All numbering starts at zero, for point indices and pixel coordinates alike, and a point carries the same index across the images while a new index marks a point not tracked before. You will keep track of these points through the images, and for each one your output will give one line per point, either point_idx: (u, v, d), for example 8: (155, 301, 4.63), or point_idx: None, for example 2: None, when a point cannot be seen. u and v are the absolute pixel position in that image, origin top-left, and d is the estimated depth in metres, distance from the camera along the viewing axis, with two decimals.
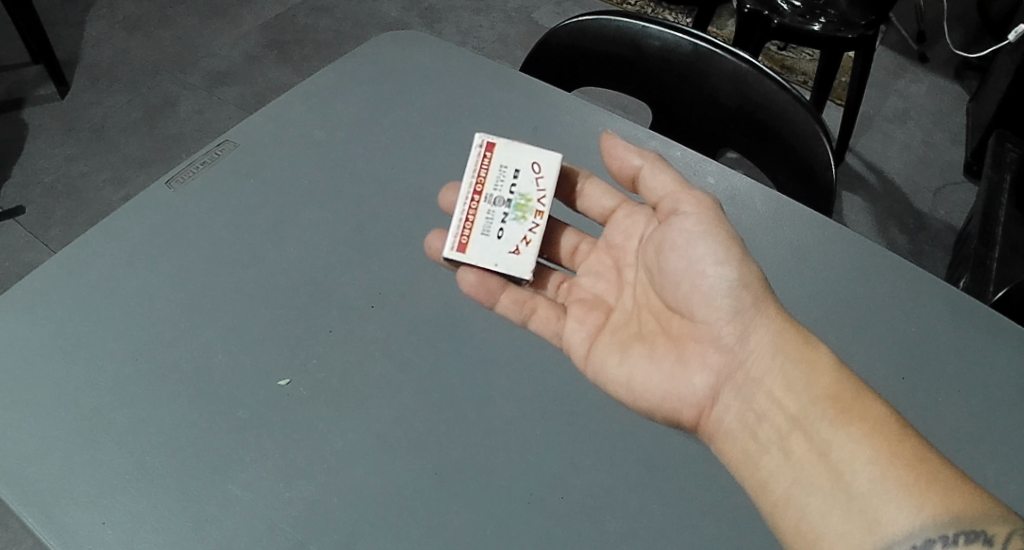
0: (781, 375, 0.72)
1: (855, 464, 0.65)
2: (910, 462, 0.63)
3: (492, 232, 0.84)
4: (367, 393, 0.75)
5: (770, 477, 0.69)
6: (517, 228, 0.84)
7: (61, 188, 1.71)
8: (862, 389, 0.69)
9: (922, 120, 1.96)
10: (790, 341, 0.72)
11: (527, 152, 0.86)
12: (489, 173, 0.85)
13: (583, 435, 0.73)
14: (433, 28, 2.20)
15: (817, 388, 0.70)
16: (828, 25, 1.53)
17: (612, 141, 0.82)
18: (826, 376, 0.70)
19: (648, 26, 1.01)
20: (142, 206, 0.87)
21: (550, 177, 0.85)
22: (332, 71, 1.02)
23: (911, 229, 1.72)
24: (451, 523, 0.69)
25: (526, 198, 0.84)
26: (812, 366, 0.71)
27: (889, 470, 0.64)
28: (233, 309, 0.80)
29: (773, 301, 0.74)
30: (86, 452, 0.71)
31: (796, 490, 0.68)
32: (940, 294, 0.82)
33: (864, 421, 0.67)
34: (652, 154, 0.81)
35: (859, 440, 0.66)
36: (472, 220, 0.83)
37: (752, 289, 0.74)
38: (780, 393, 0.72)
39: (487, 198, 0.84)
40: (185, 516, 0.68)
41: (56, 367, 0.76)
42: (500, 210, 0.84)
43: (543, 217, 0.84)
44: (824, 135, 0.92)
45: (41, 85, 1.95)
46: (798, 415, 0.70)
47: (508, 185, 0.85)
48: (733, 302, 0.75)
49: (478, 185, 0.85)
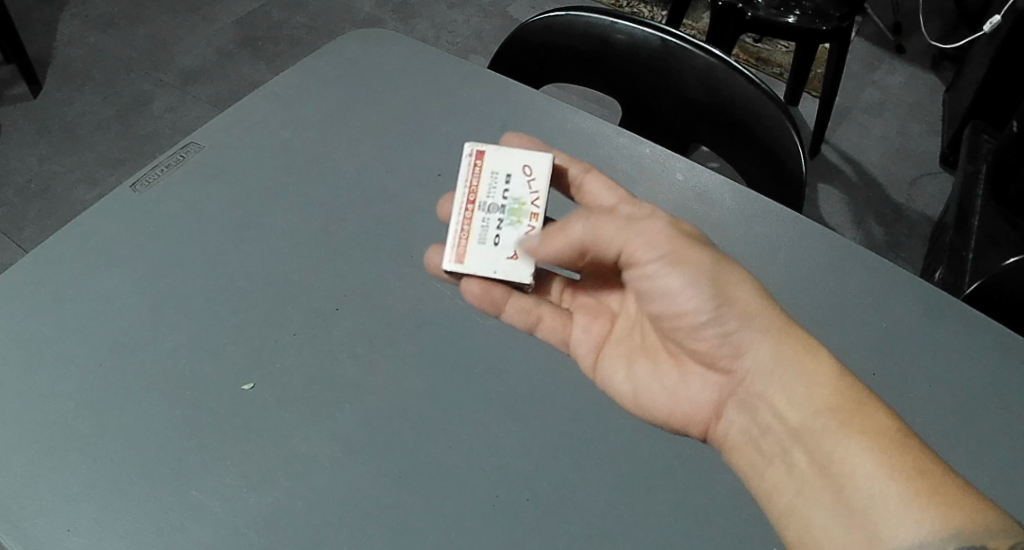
0: (780, 389, 0.74)
1: (858, 476, 0.68)
2: (909, 474, 0.65)
3: (489, 238, 0.81)
4: (333, 395, 0.74)
5: (776, 488, 0.72)
6: (514, 232, 0.81)
7: (34, 188, 1.69)
8: (863, 398, 0.70)
9: (899, 111, 1.97)
10: (787, 353, 0.73)
11: (518, 156, 0.83)
12: (482, 182, 0.83)
13: (551, 434, 0.73)
14: (409, 23, 2.19)
15: (817, 398, 0.72)
16: (803, 17, 1.53)
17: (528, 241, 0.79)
18: (826, 386, 0.71)
19: (617, 21, 1.01)
20: (106, 209, 0.86)
21: (542, 178, 0.82)
22: (299, 71, 1.01)
23: (888, 221, 1.73)
24: (417, 524, 0.68)
25: (520, 201, 0.82)
26: (811, 378, 0.72)
27: (890, 482, 0.66)
28: (198, 312, 0.79)
29: (763, 315, 0.74)
30: (49, 461, 0.70)
31: (800, 501, 0.70)
32: (905, 287, 0.82)
33: (865, 432, 0.68)
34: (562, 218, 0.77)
35: (860, 452, 0.68)
36: (467, 230, 0.81)
37: (740, 311, 0.74)
38: (782, 405, 0.74)
39: (480, 206, 0.82)
40: (149, 521, 0.67)
41: (18, 375, 0.74)
42: (495, 216, 0.81)
43: (538, 218, 0.81)
44: (794, 129, 0.92)
45: (13, 85, 1.92)
46: (800, 427, 0.72)
47: (501, 191, 0.82)
48: (725, 326, 0.75)
49: (470, 194, 0.82)
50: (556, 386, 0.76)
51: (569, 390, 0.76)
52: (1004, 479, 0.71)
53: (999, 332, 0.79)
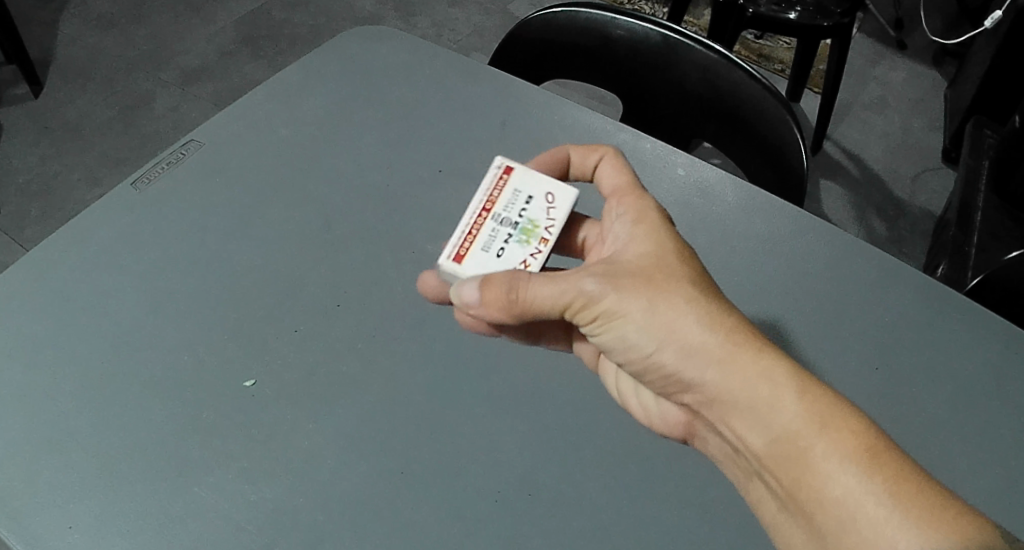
0: (744, 426, 0.62)
1: (829, 503, 0.58)
2: (881, 498, 0.56)
3: (493, 249, 0.71)
4: (334, 391, 0.74)
5: (758, 504, 0.64)
6: (518, 252, 0.71)
7: (36, 188, 1.69)
8: (825, 416, 0.59)
9: (900, 107, 1.97)
10: (737, 380, 0.61)
11: (547, 180, 0.73)
12: (503, 194, 0.73)
13: (551, 430, 0.73)
14: (409, 20, 2.18)
15: (778, 426, 0.60)
16: (804, 13, 1.53)
17: (464, 295, 0.68)
18: (788, 409, 0.60)
19: (617, 17, 1.00)
20: (106, 207, 0.86)
21: (565, 209, 0.72)
22: (300, 68, 1.01)
23: (890, 217, 1.72)
24: (416, 520, 0.68)
25: (534, 223, 0.72)
26: (767, 406, 0.60)
27: (861, 509, 0.56)
28: (199, 310, 0.79)
29: (709, 346, 0.62)
30: (50, 459, 0.70)
31: (783, 518, 0.62)
32: (906, 280, 0.82)
33: (830, 455, 0.58)
34: (502, 284, 0.66)
35: (828, 479, 0.58)
36: (474, 235, 0.72)
37: (678, 344, 0.63)
38: (745, 435, 0.62)
39: (494, 216, 0.72)
40: (148, 517, 0.67)
41: (20, 372, 0.74)
42: (505, 231, 0.72)
43: (549, 244, 0.71)
44: (795, 123, 0.92)
45: (16, 85, 1.92)
46: (763, 456, 0.61)
47: (519, 208, 0.72)
48: (666, 361, 0.65)
49: (487, 203, 0.73)
50: (558, 382, 0.76)
51: (569, 386, 0.76)
52: (1004, 472, 0.71)
53: (1001, 326, 0.79)
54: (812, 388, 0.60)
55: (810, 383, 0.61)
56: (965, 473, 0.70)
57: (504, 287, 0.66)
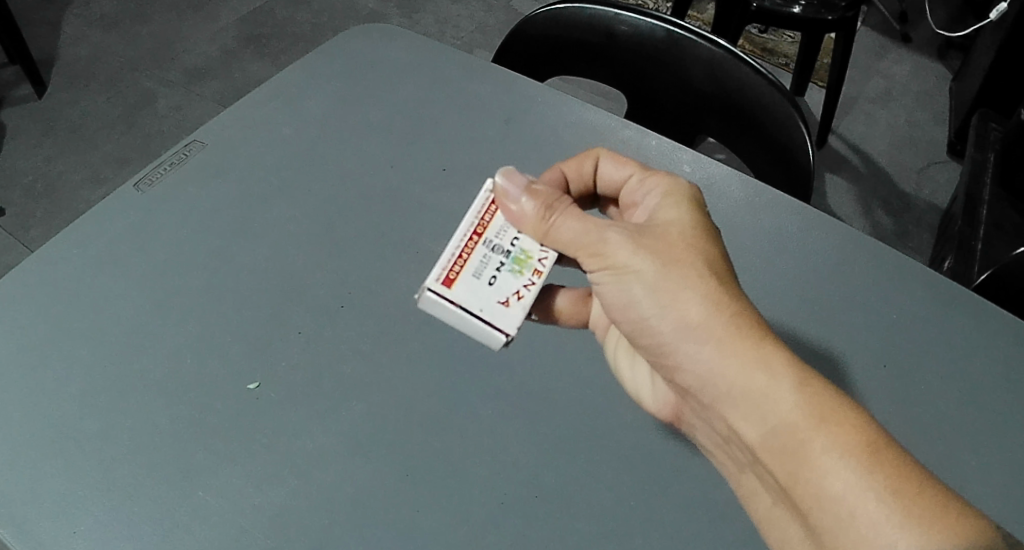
0: (736, 413, 0.61)
1: (825, 498, 0.57)
2: (881, 496, 0.55)
3: (485, 276, 0.67)
4: (338, 393, 0.74)
5: (752, 496, 0.64)
6: (511, 281, 0.67)
7: (40, 188, 1.69)
8: (824, 412, 0.58)
9: (906, 100, 1.96)
10: (732, 364, 0.60)
11: None
12: (494, 220, 0.69)
13: (556, 431, 0.73)
14: (411, 18, 2.18)
15: (774, 419, 0.59)
16: (808, 7, 1.52)
17: (506, 188, 0.68)
18: (786, 400, 0.59)
19: (620, 13, 1.00)
20: (110, 208, 0.86)
21: None
22: (302, 67, 1.00)
23: (896, 211, 1.71)
24: (420, 522, 0.68)
25: (527, 252, 0.68)
26: (763, 396, 0.59)
27: (860, 507, 0.55)
28: (203, 312, 0.79)
29: (716, 321, 0.61)
30: (54, 463, 0.70)
31: (778, 512, 0.62)
32: (913, 276, 0.81)
33: (828, 451, 0.57)
34: (547, 196, 0.67)
35: (825, 474, 0.57)
36: (464, 259, 0.68)
37: (678, 316, 0.62)
38: (736, 425, 0.61)
39: (486, 241, 0.68)
40: (152, 522, 0.67)
41: (23, 376, 0.74)
42: (496, 258, 0.68)
43: (543, 276, 0.68)
44: (801, 120, 0.91)
45: (18, 85, 1.92)
46: (755, 446, 0.60)
47: (512, 234, 0.69)
48: (664, 330, 0.63)
49: (479, 226, 0.69)
50: (564, 383, 0.76)
51: (573, 386, 0.75)
52: (1013, 471, 0.70)
53: (1010, 322, 0.78)
54: (811, 380, 0.60)
55: (808, 377, 0.60)
56: (974, 474, 0.70)
57: (544, 202, 0.66)
